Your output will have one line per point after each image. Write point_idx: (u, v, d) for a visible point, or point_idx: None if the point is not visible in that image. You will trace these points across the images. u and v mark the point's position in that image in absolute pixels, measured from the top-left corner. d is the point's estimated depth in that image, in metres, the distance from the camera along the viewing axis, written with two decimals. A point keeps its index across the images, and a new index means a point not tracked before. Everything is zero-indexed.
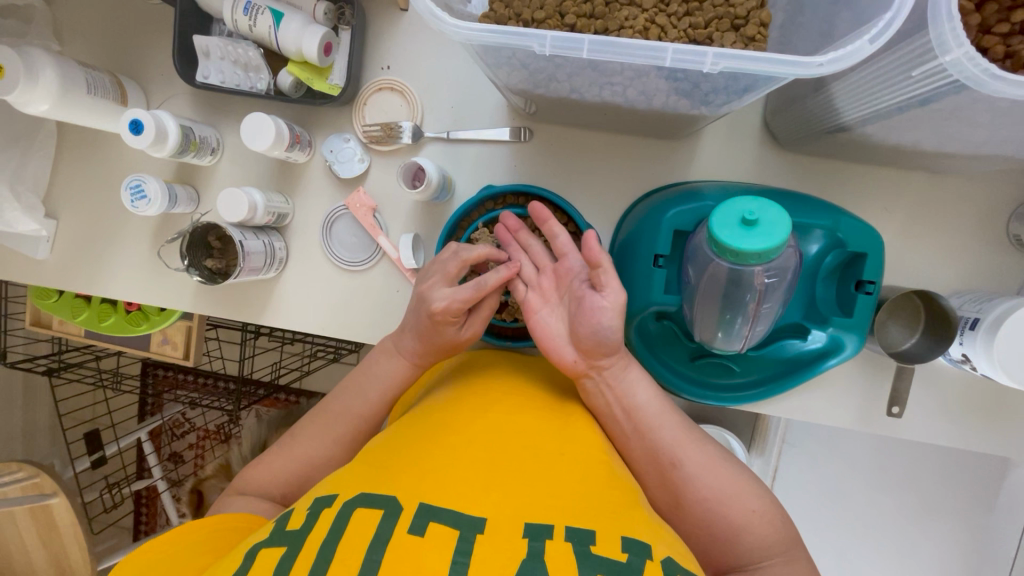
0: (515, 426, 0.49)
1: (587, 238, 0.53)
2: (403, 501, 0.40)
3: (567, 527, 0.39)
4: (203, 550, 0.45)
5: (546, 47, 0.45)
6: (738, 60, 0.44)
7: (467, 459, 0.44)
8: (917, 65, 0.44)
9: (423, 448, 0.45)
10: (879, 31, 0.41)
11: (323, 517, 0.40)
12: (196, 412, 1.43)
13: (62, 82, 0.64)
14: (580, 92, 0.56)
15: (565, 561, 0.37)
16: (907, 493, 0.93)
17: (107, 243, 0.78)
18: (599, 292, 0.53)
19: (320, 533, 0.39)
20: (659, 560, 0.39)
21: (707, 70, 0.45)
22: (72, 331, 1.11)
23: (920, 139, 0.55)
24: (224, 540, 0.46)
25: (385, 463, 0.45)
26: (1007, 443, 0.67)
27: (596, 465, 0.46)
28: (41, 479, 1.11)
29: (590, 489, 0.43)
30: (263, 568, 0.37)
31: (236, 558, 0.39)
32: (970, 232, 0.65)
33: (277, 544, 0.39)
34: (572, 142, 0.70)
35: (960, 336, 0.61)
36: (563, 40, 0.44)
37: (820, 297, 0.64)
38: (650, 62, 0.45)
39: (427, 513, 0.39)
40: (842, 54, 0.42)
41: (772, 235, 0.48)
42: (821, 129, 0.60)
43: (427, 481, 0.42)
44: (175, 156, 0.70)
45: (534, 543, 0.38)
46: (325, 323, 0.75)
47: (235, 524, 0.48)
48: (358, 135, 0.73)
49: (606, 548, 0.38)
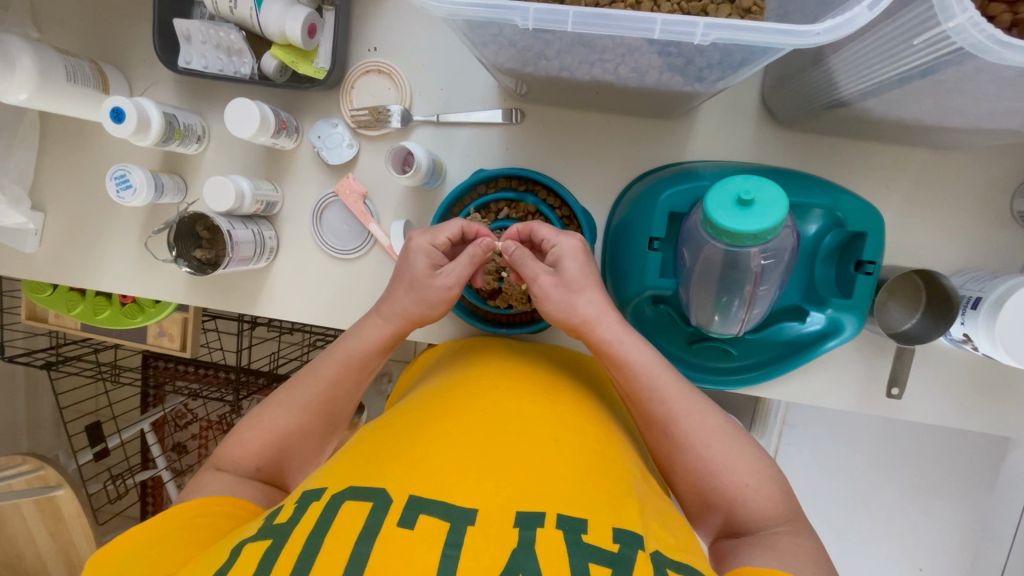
0: (508, 414, 0.48)
1: (515, 247, 0.56)
2: (392, 494, 0.40)
3: (559, 515, 0.39)
4: (189, 535, 0.45)
5: (531, 21, 0.43)
6: (731, 31, 0.42)
7: (458, 450, 0.43)
8: (919, 34, 0.42)
9: (413, 440, 0.45)
10: None
11: (311, 511, 0.40)
12: (197, 403, 1.43)
13: (40, 70, 0.62)
14: (570, 71, 0.54)
15: (555, 552, 0.37)
16: (907, 473, 0.93)
17: (95, 235, 0.77)
18: (548, 276, 0.54)
19: (306, 527, 0.38)
20: (651, 551, 0.39)
21: (699, 42, 0.43)
22: (68, 324, 1.10)
23: (922, 113, 0.53)
24: (210, 526, 0.46)
25: (375, 456, 0.44)
26: (1010, 421, 0.66)
27: (591, 450, 0.46)
28: (45, 471, 1.12)
29: (584, 475, 0.43)
30: (249, 561, 0.37)
31: (223, 550, 0.39)
32: (973, 209, 0.64)
33: (263, 539, 0.38)
34: (565, 123, 0.68)
35: (961, 316, 0.60)
36: (548, 13, 0.42)
37: (819, 279, 0.62)
38: (640, 34, 0.43)
39: (417, 505, 0.39)
40: (840, 21, 0.40)
41: (769, 215, 0.47)
42: (820, 104, 0.58)
43: (417, 473, 0.41)
44: (159, 145, 0.68)
45: (525, 532, 0.38)
46: (318, 313, 0.75)
47: (220, 508, 0.48)
48: (346, 120, 0.71)
49: (598, 537, 0.38)
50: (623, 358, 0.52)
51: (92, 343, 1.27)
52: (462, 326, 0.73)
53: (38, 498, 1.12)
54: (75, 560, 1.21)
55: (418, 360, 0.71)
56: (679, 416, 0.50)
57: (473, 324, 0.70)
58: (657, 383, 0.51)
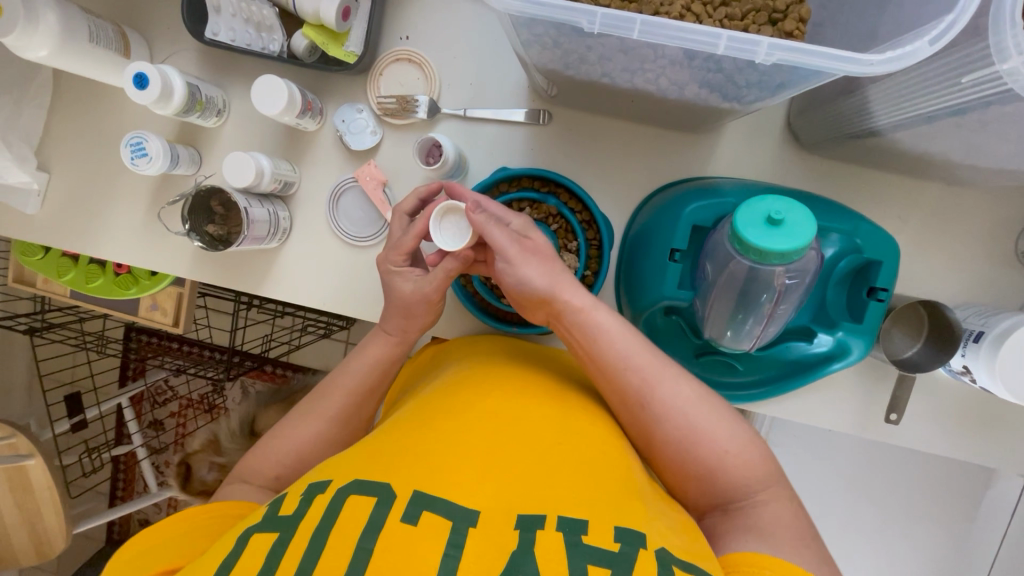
0: (513, 414, 0.49)
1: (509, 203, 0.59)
2: (397, 488, 0.40)
3: (559, 517, 0.40)
4: (195, 537, 0.44)
5: (596, 25, 0.43)
6: (794, 53, 0.42)
7: (463, 451, 0.44)
8: (969, 71, 0.44)
9: (420, 436, 0.46)
10: (941, 33, 0.39)
11: (317, 503, 0.40)
12: (179, 380, 1.41)
13: (62, 28, 0.61)
14: (611, 77, 0.54)
15: (554, 552, 0.38)
16: (890, 498, 0.95)
17: (100, 201, 0.76)
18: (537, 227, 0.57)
19: (312, 521, 0.39)
20: (653, 550, 0.39)
21: (759, 61, 0.44)
22: (57, 290, 1.08)
23: (946, 149, 0.54)
24: (215, 528, 0.46)
25: (381, 451, 0.45)
26: (999, 454, 0.68)
27: (596, 451, 0.46)
28: (17, 440, 1.09)
29: (587, 478, 0.43)
30: (254, 555, 0.37)
31: (232, 538, 0.40)
32: (979, 247, 0.66)
33: (270, 531, 0.39)
34: (592, 129, 0.69)
35: (963, 348, 0.62)
36: (615, 19, 0.42)
37: (830, 302, 0.63)
38: (703, 48, 0.43)
39: (421, 501, 0.39)
40: (900, 54, 0.40)
41: (796, 235, 0.48)
42: (848, 132, 0.60)
43: (422, 469, 0.42)
44: (179, 115, 0.67)
45: (525, 533, 0.39)
46: (325, 299, 0.74)
47: (227, 512, 0.48)
48: (372, 106, 0.71)
49: (598, 538, 0.39)
50: (622, 350, 0.51)
51: (78, 312, 1.24)
52: (471, 323, 0.73)
53: (7, 466, 1.09)
54: (42, 535, 1.18)
55: (423, 354, 0.72)
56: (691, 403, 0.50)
57: (483, 320, 0.69)
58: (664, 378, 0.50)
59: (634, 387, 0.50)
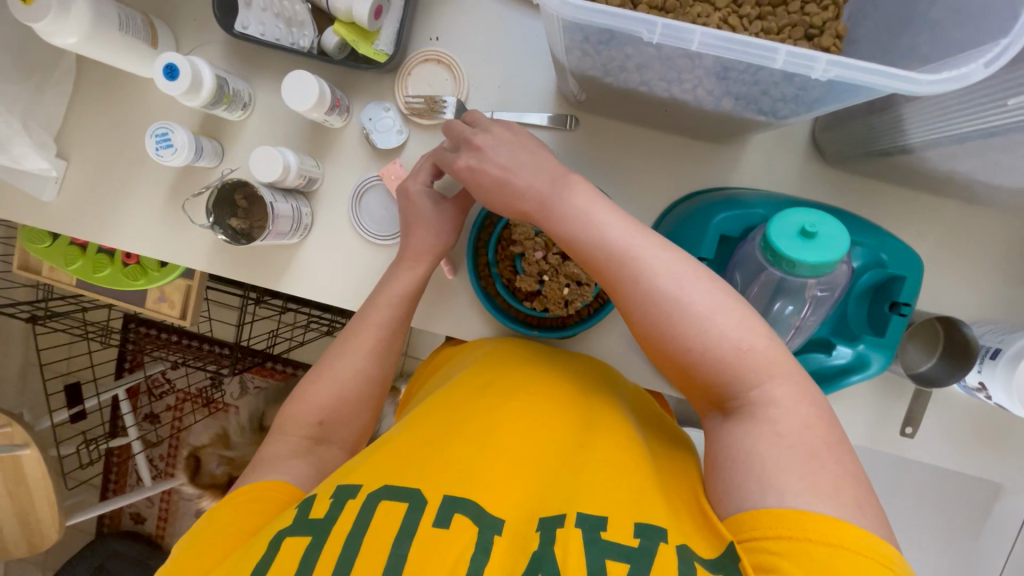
0: (537, 418, 0.49)
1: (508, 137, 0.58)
2: (428, 494, 0.40)
3: (578, 514, 0.40)
4: (233, 530, 0.44)
5: (656, 35, 0.43)
6: (851, 70, 0.42)
7: (488, 456, 0.44)
8: (1015, 94, 0.44)
9: (445, 439, 0.46)
10: (996, 55, 0.40)
11: (350, 507, 0.40)
12: (178, 373, 1.39)
13: (94, 16, 0.60)
14: (648, 86, 0.55)
15: (573, 549, 0.38)
16: (894, 511, 0.96)
17: (119, 190, 0.75)
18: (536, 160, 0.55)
19: (345, 526, 0.39)
20: (674, 546, 0.39)
21: (814, 77, 0.44)
22: (63, 279, 1.06)
23: (974, 168, 0.55)
24: (254, 515, 0.45)
25: (406, 452, 0.45)
26: (1009, 470, 0.69)
27: (619, 452, 0.46)
28: (12, 429, 1.05)
29: (608, 477, 0.44)
30: (289, 559, 0.37)
31: (263, 544, 0.39)
32: (995, 266, 0.67)
33: (301, 535, 0.39)
34: (617, 136, 0.69)
35: (979, 364, 0.62)
36: (674, 30, 0.43)
37: (851, 316, 0.64)
38: (760, 62, 0.43)
39: (452, 505, 0.40)
40: (953, 75, 0.41)
41: (830, 248, 0.48)
42: (876, 149, 0.60)
43: (451, 473, 0.42)
44: (206, 107, 0.67)
45: (546, 533, 0.39)
46: (343, 296, 0.74)
47: (264, 492, 0.47)
48: (399, 105, 0.71)
49: (618, 534, 0.39)
50: (647, 292, 0.47)
51: (81, 301, 1.22)
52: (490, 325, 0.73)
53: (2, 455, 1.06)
54: (33, 525, 1.16)
55: (444, 354, 0.72)
56: (736, 363, 0.44)
57: (504, 324, 0.69)
58: (707, 328, 0.45)
59: (654, 328, 0.46)
